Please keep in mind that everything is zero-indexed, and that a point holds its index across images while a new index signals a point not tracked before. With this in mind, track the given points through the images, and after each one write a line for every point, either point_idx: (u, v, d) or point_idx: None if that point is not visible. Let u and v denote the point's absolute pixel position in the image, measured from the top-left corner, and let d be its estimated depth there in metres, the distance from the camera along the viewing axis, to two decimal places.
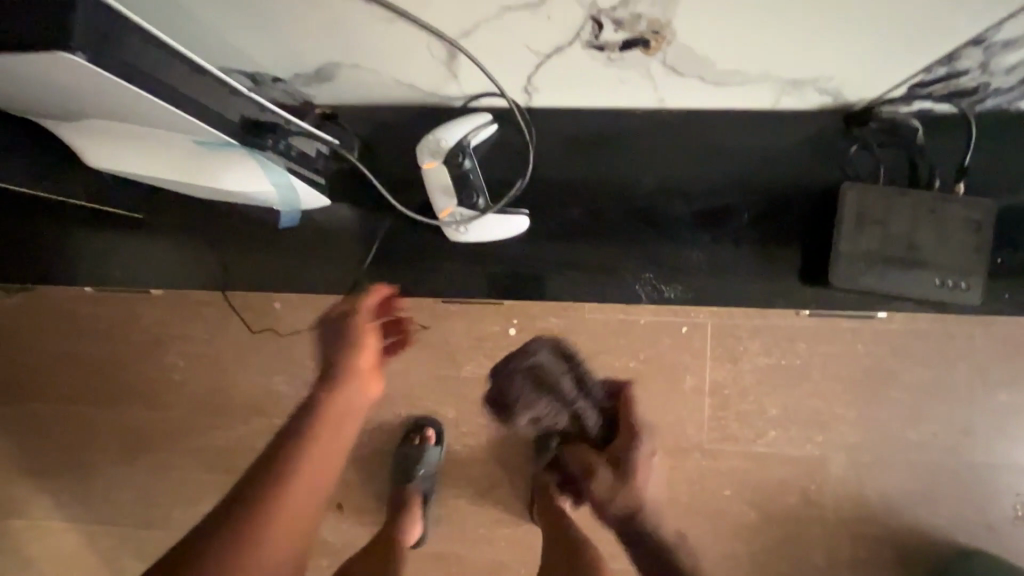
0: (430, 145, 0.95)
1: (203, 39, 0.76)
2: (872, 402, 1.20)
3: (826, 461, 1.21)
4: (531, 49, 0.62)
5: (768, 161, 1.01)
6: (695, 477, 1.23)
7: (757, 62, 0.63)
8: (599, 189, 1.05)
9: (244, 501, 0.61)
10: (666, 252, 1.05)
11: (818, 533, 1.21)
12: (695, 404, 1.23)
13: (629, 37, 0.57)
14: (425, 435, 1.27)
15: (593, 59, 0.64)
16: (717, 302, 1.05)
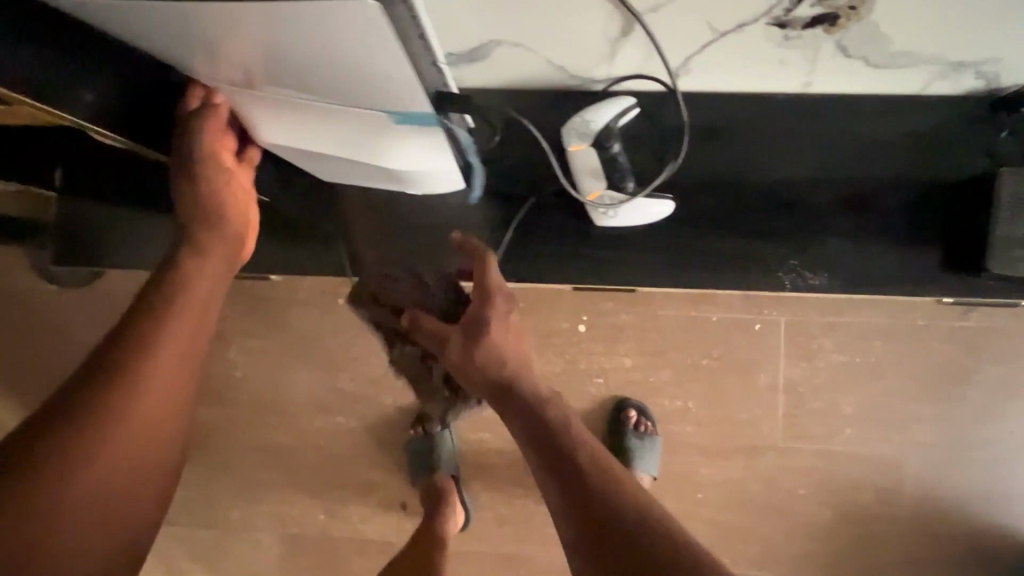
0: (577, 126, 0.76)
1: None
2: (950, 401, 1.18)
3: (902, 461, 1.19)
4: (711, 25, 0.62)
5: (921, 137, 0.79)
6: (769, 476, 1.21)
7: (925, 42, 0.63)
8: (711, 176, 0.85)
9: (61, 430, 0.59)
10: (812, 242, 0.84)
11: (894, 533, 1.19)
12: (768, 401, 1.22)
13: (821, 12, 0.58)
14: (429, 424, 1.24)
15: (765, 41, 0.64)
16: (873, 288, 0.83)
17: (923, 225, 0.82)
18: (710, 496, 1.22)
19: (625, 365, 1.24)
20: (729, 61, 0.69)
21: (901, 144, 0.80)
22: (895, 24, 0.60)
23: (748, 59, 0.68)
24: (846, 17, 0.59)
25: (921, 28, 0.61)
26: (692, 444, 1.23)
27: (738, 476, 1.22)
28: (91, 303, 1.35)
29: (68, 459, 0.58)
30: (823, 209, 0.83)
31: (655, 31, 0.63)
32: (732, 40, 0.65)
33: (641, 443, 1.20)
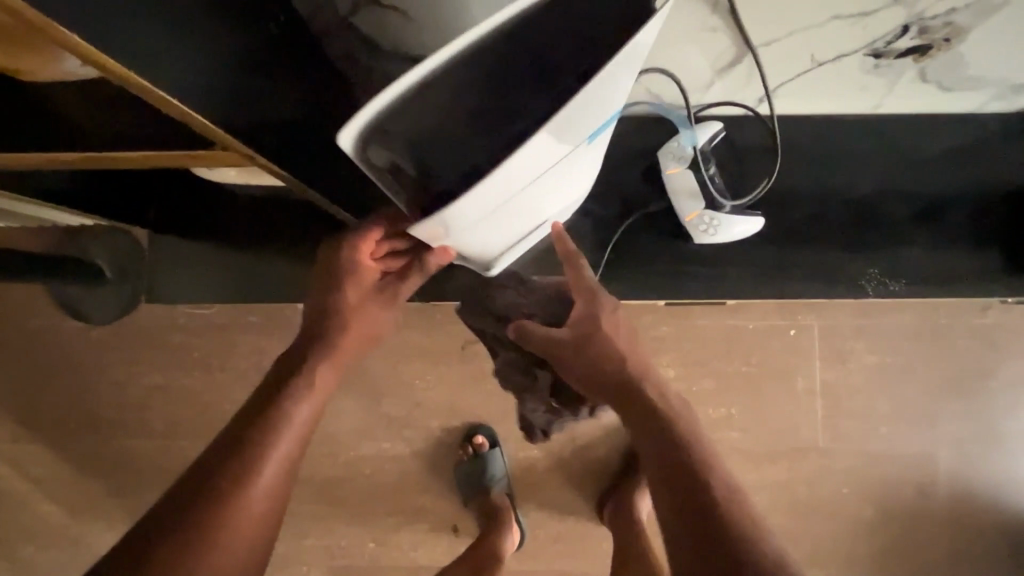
0: (673, 150, 0.86)
1: None
2: (975, 395, 1.25)
3: (937, 455, 1.25)
4: (815, 58, 0.66)
5: (980, 157, 0.86)
6: (812, 477, 1.25)
7: (996, 70, 0.69)
8: (793, 201, 0.90)
9: (210, 485, 0.70)
10: (881, 249, 0.91)
11: (934, 526, 1.24)
12: (807, 404, 1.26)
13: (918, 44, 0.62)
14: (478, 444, 1.24)
15: (857, 69, 0.69)
16: (946, 290, 0.91)
17: (977, 232, 0.89)
18: (759, 500, 1.25)
19: (668, 376, 1.27)
20: (815, 89, 0.75)
21: (957, 162, 0.87)
22: (974, 57, 0.65)
23: (835, 86, 0.74)
24: (938, 48, 0.63)
25: (999, 59, 0.66)
26: (737, 451, 1.26)
27: (783, 479, 1.25)
28: (122, 338, 1.31)
29: (202, 519, 0.68)
30: (887, 220, 0.90)
31: (762, 64, 0.67)
32: (826, 71, 0.69)
33: None
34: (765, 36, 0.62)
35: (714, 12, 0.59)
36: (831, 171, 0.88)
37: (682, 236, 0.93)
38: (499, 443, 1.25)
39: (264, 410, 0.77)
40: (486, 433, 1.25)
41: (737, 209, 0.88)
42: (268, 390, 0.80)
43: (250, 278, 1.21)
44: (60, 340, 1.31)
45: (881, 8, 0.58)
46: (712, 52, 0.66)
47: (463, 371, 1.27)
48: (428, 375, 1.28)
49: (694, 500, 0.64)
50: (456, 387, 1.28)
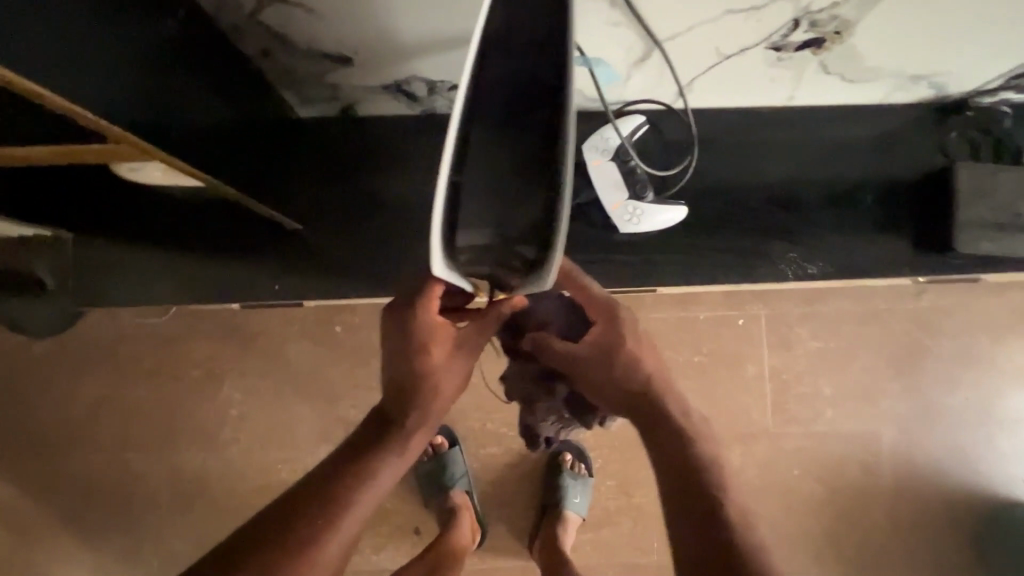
0: (597, 143, 0.91)
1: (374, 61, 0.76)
2: (913, 375, 1.31)
3: (880, 434, 1.30)
4: (720, 51, 0.70)
5: (879, 145, 0.93)
6: (766, 461, 1.29)
7: (891, 61, 0.73)
8: (716, 189, 0.95)
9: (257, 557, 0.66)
10: (811, 235, 0.94)
11: (879, 501, 1.29)
12: (758, 390, 1.30)
13: (811, 38, 0.66)
14: (438, 444, 1.26)
15: (763, 61, 0.73)
16: (857, 274, 0.94)
17: (894, 217, 0.94)
18: None
19: None
20: (727, 79, 0.79)
21: (862, 150, 0.94)
22: (866, 49, 0.70)
23: (744, 76, 0.78)
24: (831, 41, 0.67)
25: (891, 50, 0.70)
26: None
27: (738, 464, 1.29)
28: (70, 351, 1.28)
29: None
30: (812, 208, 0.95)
31: (671, 57, 0.70)
32: (734, 63, 0.73)
33: (575, 483, 1.23)
34: (669, 30, 0.65)
35: (614, 11, 0.61)
36: (746, 158, 0.95)
37: (610, 229, 0.95)
38: (459, 441, 1.28)
39: (338, 488, 0.70)
40: (445, 432, 1.27)
41: (658, 200, 0.92)
42: (351, 463, 0.71)
43: (163, 276, 1.03)
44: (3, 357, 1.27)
45: (770, 5, 0.60)
46: (622, 46, 0.69)
47: None
48: None
49: (699, 493, 0.69)
50: None
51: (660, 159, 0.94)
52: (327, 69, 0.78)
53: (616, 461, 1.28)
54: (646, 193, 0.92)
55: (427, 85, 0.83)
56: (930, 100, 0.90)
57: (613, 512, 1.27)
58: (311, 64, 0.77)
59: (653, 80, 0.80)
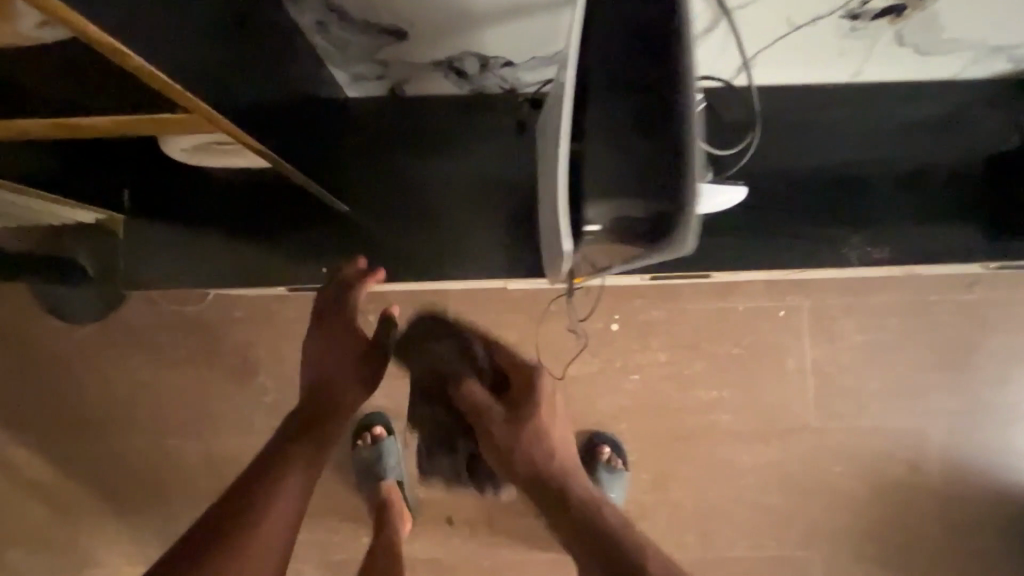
0: None
1: (431, 39, 0.75)
2: (963, 370, 1.26)
3: (927, 431, 1.25)
4: (791, 21, 0.68)
5: (954, 122, 0.90)
6: (806, 456, 1.25)
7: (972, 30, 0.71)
8: (771, 172, 0.93)
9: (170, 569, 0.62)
10: (872, 220, 0.91)
11: (925, 501, 1.24)
12: (799, 384, 1.26)
13: (891, 4, 0.64)
14: (377, 432, 1.26)
15: (835, 30, 0.71)
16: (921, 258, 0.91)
17: (958, 201, 0.90)
18: (753, 481, 1.25)
19: (660, 360, 1.26)
20: (793, 51, 0.77)
21: (938, 129, 0.91)
22: (948, 16, 0.67)
23: (812, 48, 0.76)
24: (910, 8, 0.65)
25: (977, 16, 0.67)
26: (730, 433, 1.26)
27: (777, 459, 1.25)
28: (110, 337, 1.30)
29: None
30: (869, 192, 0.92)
31: (740, 26, 0.69)
32: (803, 33, 0.72)
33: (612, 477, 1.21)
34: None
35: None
36: (811, 139, 0.92)
37: None
38: (393, 431, 1.27)
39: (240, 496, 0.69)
40: (382, 422, 1.27)
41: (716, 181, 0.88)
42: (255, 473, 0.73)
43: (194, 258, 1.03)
44: (43, 340, 1.30)
45: None
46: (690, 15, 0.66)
47: None
48: None
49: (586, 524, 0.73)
50: None
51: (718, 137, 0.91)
52: (377, 46, 0.77)
53: (651, 454, 1.26)
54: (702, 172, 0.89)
55: (480, 61, 0.81)
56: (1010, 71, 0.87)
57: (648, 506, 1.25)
58: (363, 41, 0.76)
59: (720, 55, 0.77)
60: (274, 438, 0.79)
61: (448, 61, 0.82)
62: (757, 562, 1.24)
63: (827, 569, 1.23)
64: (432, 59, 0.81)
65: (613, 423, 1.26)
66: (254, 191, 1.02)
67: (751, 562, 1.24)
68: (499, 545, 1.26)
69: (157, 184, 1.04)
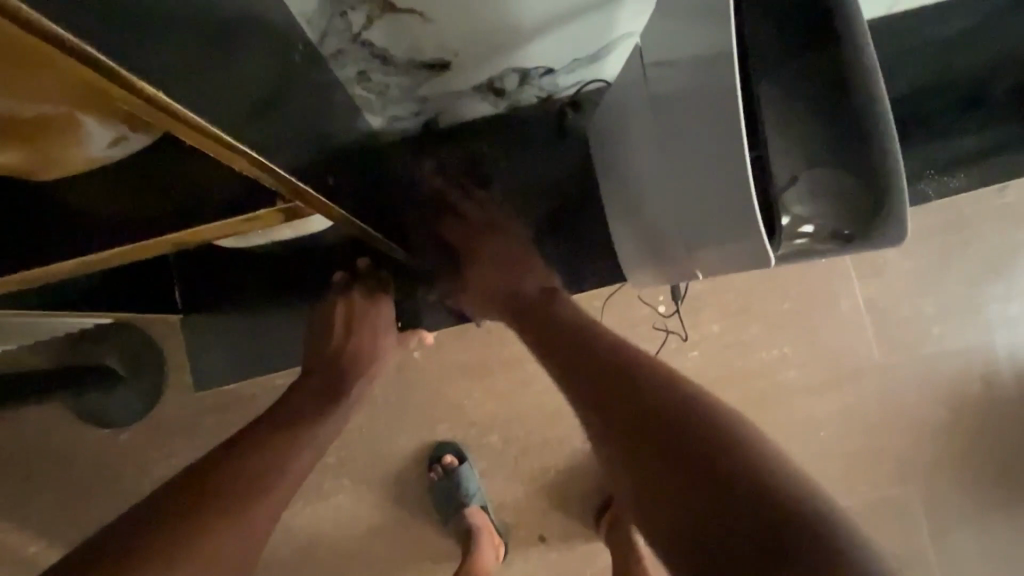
0: None
1: (472, 65, 0.73)
2: (1015, 274, 1.25)
3: (992, 342, 1.24)
4: None
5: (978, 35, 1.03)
6: (879, 394, 1.24)
7: None
8: None
9: (216, 488, 0.68)
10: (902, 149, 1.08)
11: (1007, 411, 1.23)
12: (856, 324, 1.25)
13: None
14: (447, 462, 1.21)
15: None
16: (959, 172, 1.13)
17: None
18: (833, 430, 1.24)
19: (715, 331, 1.24)
20: None
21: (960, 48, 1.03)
22: None
23: None
24: None
25: None
26: (799, 388, 1.24)
27: (851, 403, 1.24)
28: (153, 435, 1.24)
29: (167, 524, 0.63)
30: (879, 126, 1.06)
31: None
32: None
33: None
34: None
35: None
36: None
37: None
38: (466, 457, 1.23)
39: (262, 447, 0.76)
40: (452, 450, 1.23)
41: None
42: (272, 417, 0.82)
43: (264, 335, 1.18)
44: (84, 453, 1.23)
45: None
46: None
47: (510, 379, 1.24)
48: (474, 392, 1.24)
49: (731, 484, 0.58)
50: (506, 398, 1.24)
51: None
52: (417, 84, 0.75)
53: None
54: None
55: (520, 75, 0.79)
56: None
57: None
58: (405, 82, 0.74)
59: None
60: (269, 408, 0.85)
61: (488, 82, 0.80)
62: (855, 509, 1.23)
63: (923, 500, 1.22)
64: (473, 84, 0.79)
65: None
66: (291, 266, 1.14)
67: (849, 511, 1.23)
68: (596, 551, 1.23)
69: (205, 277, 1.14)
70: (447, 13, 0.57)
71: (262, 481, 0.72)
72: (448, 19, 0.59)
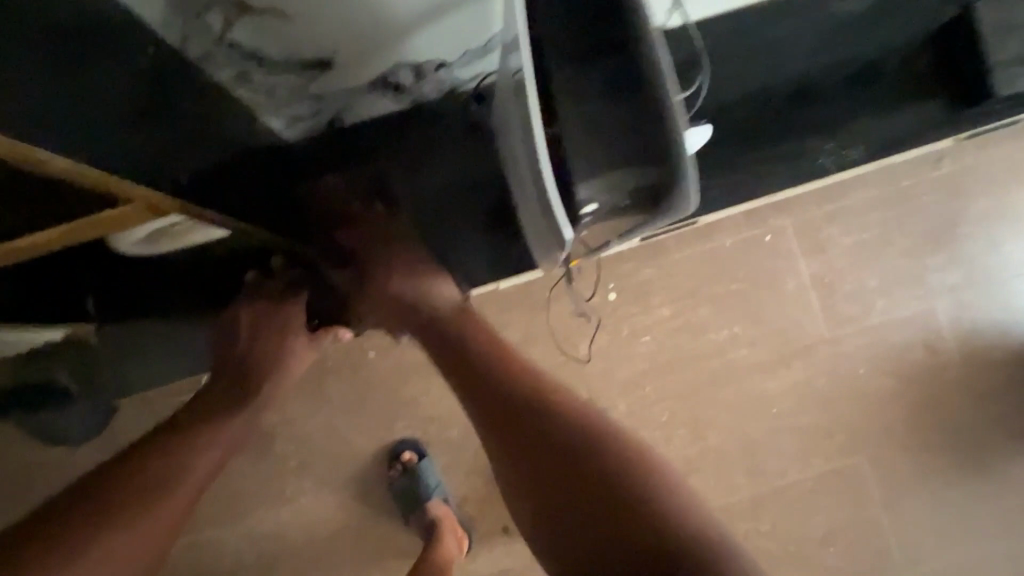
0: None
1: (358, 62, 0.75)
2: (954, 244, 1.28)
3: (934, 310, 1.27)
4: None
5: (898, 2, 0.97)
6: (828, 367, 1.26)
7: None
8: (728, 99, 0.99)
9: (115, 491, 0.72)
10: (840, 125, 1.02)
11: (951, 377, 1.27)
12: (802, 300, 1.27)
13: None
14: (407, 459, 1.22)
15: None
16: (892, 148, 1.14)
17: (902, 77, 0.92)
18: (784, 405, 1.26)
19: (666, 314, 1.26)
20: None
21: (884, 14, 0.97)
22: None
23: None
24: None
25: None
26: (750, 367, 1.26)
27: (802, 378, 1.26)
28: (112, 449, 1.24)
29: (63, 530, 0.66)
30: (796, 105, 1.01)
31: None
32: None
33: None
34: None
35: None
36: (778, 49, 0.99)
37: None
38: (426, 453, 1.24)
39: (169, 447, 0.80)
40: (411, 447, 1.24)
41: None
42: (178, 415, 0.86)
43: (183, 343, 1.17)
44: (42, 472, 1.23)
45: None
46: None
47: None
48: (432, 388, 1.25)
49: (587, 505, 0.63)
50: None
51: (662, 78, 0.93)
52: (306, 83, 0.77)
53: (686, 406, 1.26)
54: None
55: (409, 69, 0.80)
56: None
57: (696, 459, 1.26)
58: (292, 82, 0.76)
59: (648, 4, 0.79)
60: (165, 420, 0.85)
61: (382, 77, 0.82)
62: (811, 481, 1.25)
63: (874, 469, 1.26)
64: (364, 82, 0.81)
65: (638, 389, 1.25)
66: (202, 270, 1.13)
67: (806, 483, 1.25)
68: None
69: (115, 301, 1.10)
70: (299, 1, 0.59)
71: (166, 485, 0.76)
72: (308, 7, 0.61)
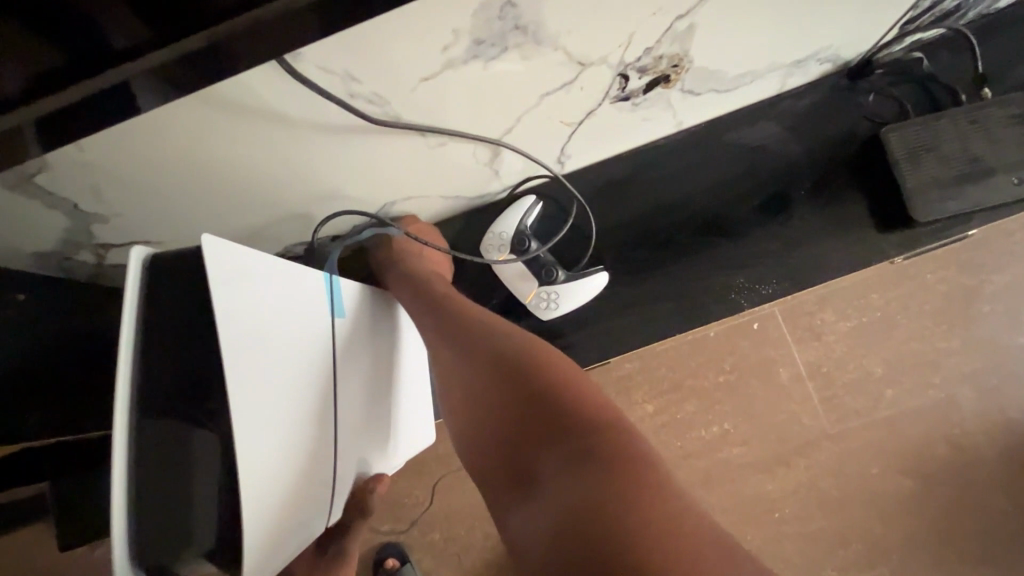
0: (495, 240, 1.00)
1: (257, 239, 0.82)
2: (970, 324, 1.15)
3: (955, 400, 1.14)
4: (565, 122, 0.71)
5: (787, 136, 1.05)
6: (834, 467, 1.14)
7: (758, 61, 0.73)
8: (662, 217, 1.07)
9: None
10: (741, 249, 1.07)
11: (986, 476, 1.12)
12: (799, 393, 1.16)
13: (650, 79, 0.67)
14: (389, 565, 1.22)
15: (620, 111, 0.74)
16: (863, 229, 1.07)
17: (819, 198, 1.06)
18: (788, 509, 1.14)
19: (650, 411, 1.15)
20: (596, 138, 0.81)
21: (795, 133, 1.05)
22: (716, 66, 0.69)
23: (610, 128, 0.79)
24: (674, 74, 0.67)
25: (739, 58, 0.69)
26: (748, 467, 1.16)
27: (805, 478, 1.15)
28: None
29: None
30: (685, 235, 1.07)
31: (519, 143, 0.72)
32: (589, 124, 0.74)
33: None
34: (500, 128, 0.67)
35: (429, 138, 0.64)
36: (669, 179, 1.06)
37: (549, 305, 1.01)
38: (409, 557, 1.23)
39: None
40: (394, 551, 1.23)
41: (571, 277, 1.02)
42: None
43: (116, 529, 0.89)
44: None
45: (579, 73, 0.60)
46: (468, 152, 0.72)
47: (443, 475, 1.24)
48: (412, 491, 1.24)
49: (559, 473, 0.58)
50: (445, 494, 1.24)
51: (546, 233, 1.04)
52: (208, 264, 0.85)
53: None
54: (557, 271, 1.01)
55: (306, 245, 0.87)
56: (843, 66, 0.99)
57: None
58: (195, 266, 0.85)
59: (525, 160, 0.80)
60: None
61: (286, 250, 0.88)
62: None
63: None
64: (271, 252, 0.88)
65: None
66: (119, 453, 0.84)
67: None
68: None
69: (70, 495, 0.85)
70: (170, 233, 0.73)
71: None
72: (169, 233, 0.73)
